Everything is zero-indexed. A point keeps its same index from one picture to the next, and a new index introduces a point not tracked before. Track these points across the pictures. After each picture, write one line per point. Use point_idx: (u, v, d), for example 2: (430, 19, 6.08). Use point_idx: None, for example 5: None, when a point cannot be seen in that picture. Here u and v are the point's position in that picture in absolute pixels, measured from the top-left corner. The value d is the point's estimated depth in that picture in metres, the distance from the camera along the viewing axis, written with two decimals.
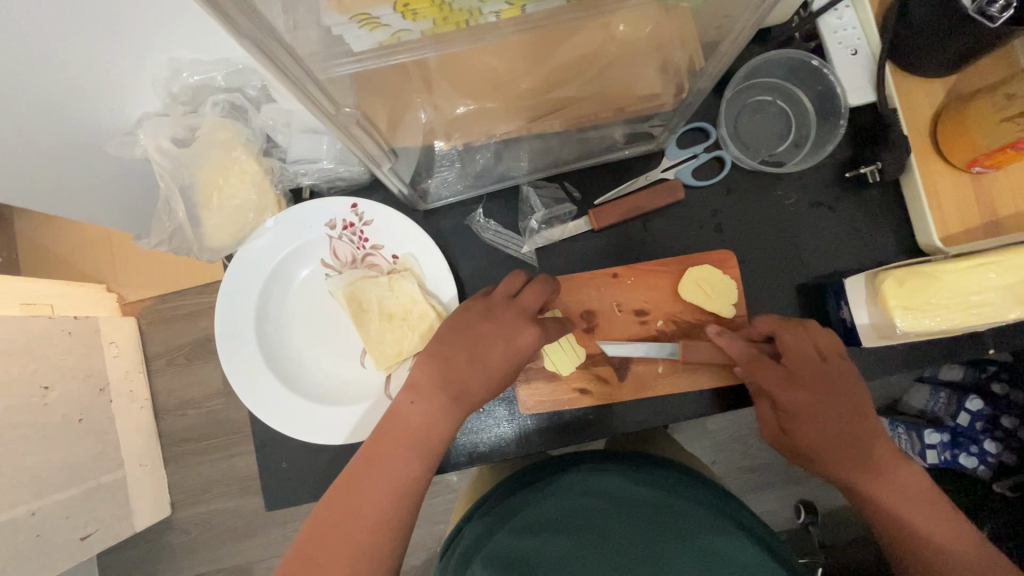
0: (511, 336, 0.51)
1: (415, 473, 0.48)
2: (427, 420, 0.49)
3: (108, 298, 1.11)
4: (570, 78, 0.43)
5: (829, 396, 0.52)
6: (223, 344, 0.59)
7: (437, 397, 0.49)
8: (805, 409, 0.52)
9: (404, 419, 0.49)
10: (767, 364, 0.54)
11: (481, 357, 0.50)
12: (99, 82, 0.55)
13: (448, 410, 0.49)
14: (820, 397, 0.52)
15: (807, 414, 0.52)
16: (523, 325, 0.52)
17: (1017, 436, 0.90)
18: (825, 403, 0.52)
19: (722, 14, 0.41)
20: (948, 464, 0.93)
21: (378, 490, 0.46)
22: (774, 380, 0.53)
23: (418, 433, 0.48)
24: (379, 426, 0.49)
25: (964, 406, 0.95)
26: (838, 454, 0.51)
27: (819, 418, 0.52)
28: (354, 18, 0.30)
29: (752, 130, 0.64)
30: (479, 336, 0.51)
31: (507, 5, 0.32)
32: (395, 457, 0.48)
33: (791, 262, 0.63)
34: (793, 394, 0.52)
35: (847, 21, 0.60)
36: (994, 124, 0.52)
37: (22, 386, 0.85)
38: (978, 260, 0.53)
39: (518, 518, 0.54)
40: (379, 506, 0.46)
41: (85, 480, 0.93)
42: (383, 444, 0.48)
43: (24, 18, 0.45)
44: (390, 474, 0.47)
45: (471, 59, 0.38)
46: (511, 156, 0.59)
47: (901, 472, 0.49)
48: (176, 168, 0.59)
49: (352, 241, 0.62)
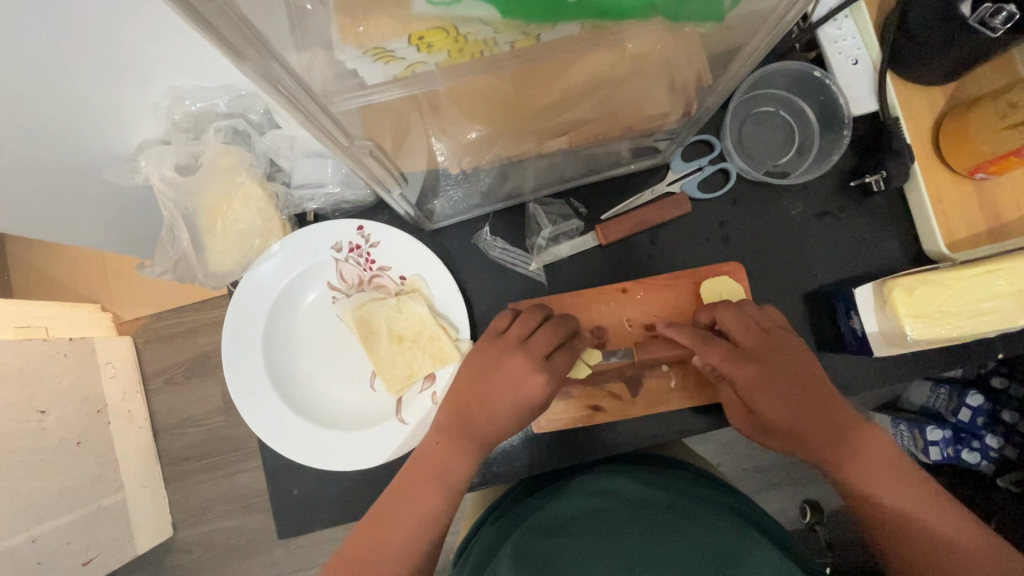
0: (519, 384, 0.50)
1: (435, 511, 0.49)
2: (448, 460, 0.50)
3: (103, 317, 1.09)
4: (579, 100, 0.43)
5: (786, 377, 0.51)
6: (229, 370, 0.58)
7: (453, 435, 0.51)
8: (756, 385, 0.51)
9: (425, 460, 0.50)
10: (716, 345, 0.53)
11: (492, 403, 0.51)
12: (101, 110, 0.54)
13: (475, 450, 0.50)
14: (771, 372, 0.51)
15: (760, 393, 0.51)
16: (529, 375, 0.50)
17: (1017, 430, 0.89)
18: (779, 382, 0.51)
19: (724, 32, 0.38)
20: (952, 460, 0.94)
21: (404, 527, 0.48)
22: (722, 358, 0.52)
23: (440, 470, 0.50)
24: (406, 466, 0.51)
25: (965, 402, 0.94)
26: (811, 433, 0.50)
27: (774, 392, 0.51)
28: (368, 52, 0.30)
29: (756, 141, 0.65)
30: (487, 382, 0.51)
31: (522, 35, 0.32)
32: (417, 491, 0.49)
33: (799, 271, 0.63)
34: (744, 368, 0.51)
35: (846, 31, 0.61)
36: (996, 131, 0.53)
37: (19, 411, 0.84)
38: (988, 267, 0.53)
39: (530, 522, 0.54)
40: (404, 538, 0.47)
41: (84, 504, 0.91)
42: (406, 479, 0.50)
43: (29, 54, 0.45)
44: (415, 504, 0.49)
45: (480, 87, 0.38)
46: (517, 175, 0.59)
47: (872, 448, 0.50)
48: (179, 196, 0.58)
49: (359, 263, 0.61)
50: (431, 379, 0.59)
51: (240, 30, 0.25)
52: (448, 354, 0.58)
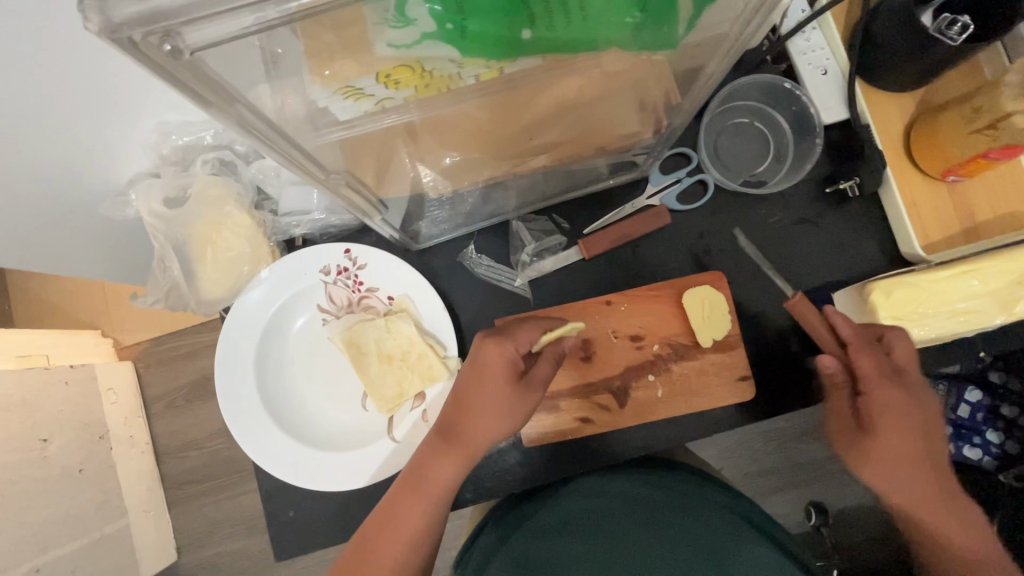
0: (478, 359, 0.51)
1: (420, 523, 0.50)
2: (431, 460, 0.50)
3: (103, 344, 1.10)
4: (552, 124, 0.44)
5: (924, 414, 0.48)
6: (223, 400, 0.59)
7: (433, 440, 0.51)
8: (894, 409, 0.48)
9: (419, 468, 0.51)
10: (873, 354, 0.49)
11: (458, 387, 0.51)
12: (92, 149, 0.55)
13: (460, 460, 0.50)
14: (914, 408, 0.48)
15: (896, 418, 0.47)
16: (486, 349, 0.50)
17: (1018, 424, 0.84)
18: (916, 417, 0.48)
19: (697, 46, 0.39)
20: (953, 457, 0.88)
21: (393, 541, 0.49)
22: (875, 369, 0.49)
23: (433, 482, 0.50)
24: (406, 472, 0.51)
25: (964, 398, 0.88)
26: (916, 485, 0.47)
27: (908, 424, 0.47)
28: (338, 90, 0.32)
29: (731, 152, 0.66)
30: (482, 396, 0.49)
31: (485, 68, 0.33)
32: (409, 500, 0.50)
33: (781, 278, 0.64)
34: (890, 389, 0.48)
35: (815, 42, 0.63)
36: (963, 136, 0.54)
37: (22, 441, 0.85)
38: (962, 267, 0.54)
39: (532, 525, 0.58)
40: (396, 546, 0.49)
41: (88, 532, 0.92)
42: (403, 487, 0.50)
43: (26, 104, 0.46)
44: (408, 513, 0.50)
45: (453, 117, 0.39)
46: (499, 196, 0.61)
47: (967, 519, 0.47)
48: (169, 227, 0.59)
49: (347, 286, 0.63)
50: (421, 397, 0.60)
51: (205, 82, 0.27)
52: (436, 372, 0.59)
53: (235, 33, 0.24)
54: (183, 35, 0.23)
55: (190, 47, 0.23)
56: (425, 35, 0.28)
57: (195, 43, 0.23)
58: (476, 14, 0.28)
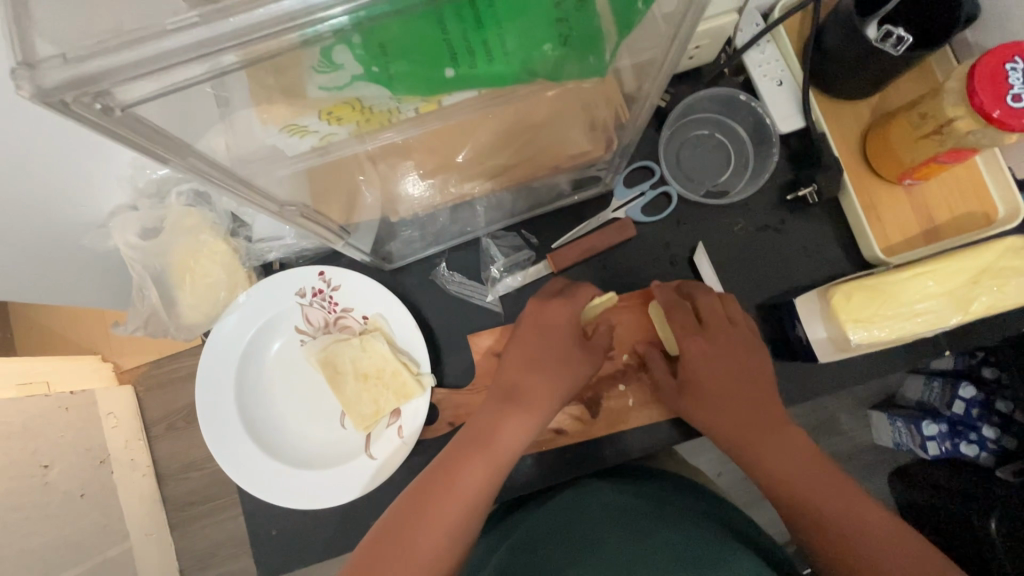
0: (542, 327, 0.57)
1: (482, 484, 0.50)
2: (509, 424, 0.53)
3: (103, 368, 1.07)
4: (508, 145, 0.46)
5: (728, 357, 0.56)
6: (204, 423, 0.60)
7: (496, 403, 0.54)
8: (694, 358, 0.56)
9: (493, 433, 0.52)
10: (682, 313, 0.58)
11: (531, 356, 0.56)
12: (72, 188, 0.57)
13: (531, 424, 0.54)
14: (716, 351, 0.56)
15: (699, 368, 0.55)
16: (557, 311, 0.56)
17: (1015, 419, 0.81)
18: (719, 361, 0.55)
19: (642, 58, 0.41)
20: (950, 454, 0.85)
21: (457, 498, 0.48)
22: (681, 326, 0.57)
23: (506, 446, 0.52)
24: (477, 433, 0.52)
25: (958, 395, 0.85)
26: (728, 421, 0.54)
27: (709, 367, 0.55)
28: (283, 128, 0.34)
29: (694, 163, 0.68)
30: (552, 363, 0.56)
31: (422, 102, 0.35)
32: (469, 459, 0.50)
33: (748, 284, 0.66)
34: (694, 340, 0.56)
35: (769, 55, 0.64)
36: (913, 141, 0.55)
37: (22, 468, 0.84)
38: (918, 270, 0.55)
39: (516, 533, 0.59)
40: (458, 507, 0.48)
41: (90, 557, 0.89)
42: (463, 450, 0.51)
43: (10, 147, 0.48)
44: (470, 474, 0.50)
45: (408, 147, 0.41)
46: (467, 213, 0.62)
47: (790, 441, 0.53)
48: (147, 258, 0.62)
49: (323, 307, 0.64)
50: (396, 414, 0.61)
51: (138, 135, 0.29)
52: (410, 389, 0.60)
53: (161, 90, 0.27)
54: (113, 94, 0.25)
55: (120, 104, 0.26)
56: (355, 77, 0.30)
57: (123, 100, 0.26)
58: (397, 57, 0.30)
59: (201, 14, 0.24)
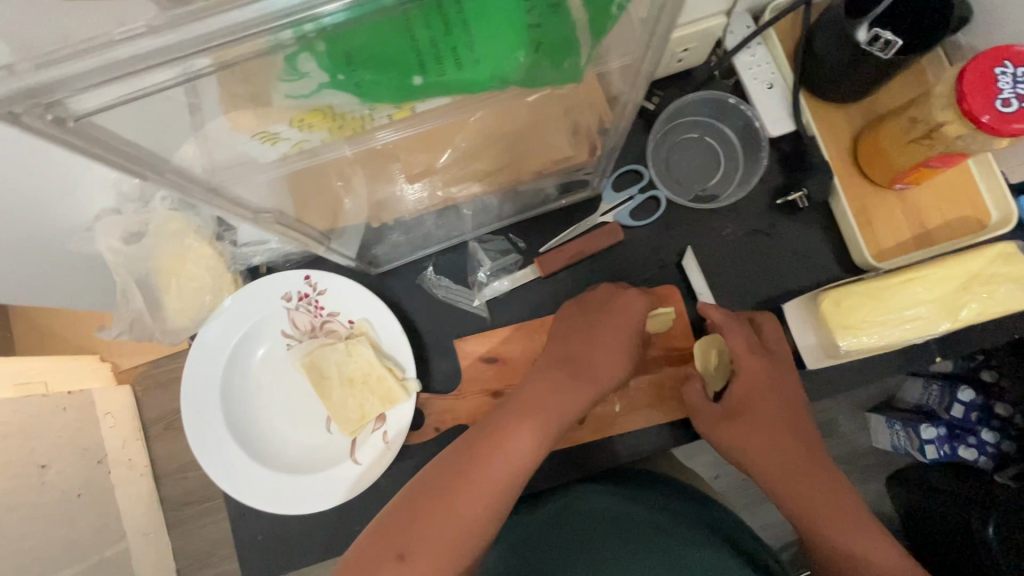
0: (609, 304, 0.57)
1: (532, 451, 0.49)
2: (563, 391, 0.52)
3: (103, 367, 1.03)
4: (493, 149, 0.45)
5: (785, 387, 0.55)
6: (188, 427, 0.60)
7: (549, 370, 0.54)
8: (755, 381, 0.55)
9: (541, 399, 0.51)
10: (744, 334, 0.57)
11: (594, 332, 0.55)
12: (54, 193, 0.56)
13: (586, 391, 0.53)
14: (774, 379, 0.55)
15: (758, 396, 0.55)
16: (630, 294, 0.57)
17: (1013, 423, 0.83)
18: (779, 390, 0.55)
19: (624, 63, 0.40)
20: (948, 458, 0.83)
21: (499, 466, 0.47)
22: (745, 347, 0.56)
23: (554, 412, 0.51)
24: (526, 399, 0.51)
25: (957, 398, 0.85)
26: (779, 453, 0.53)
27: (767, 393, 0.55)
28: (254, 136, 0.33)
29: (683, 167, 0.67)
30: (615, 337, 0.55)
31: (395, 109, 0.34)
32: (513, 425, 0.49)
33: (738, 289, 0.65)
34: (757, 362, 0.55)
35: (760, 57, 0.63)
36: (902, 145, 0.55)
37: (19, 468, 0.83)
38: (910, 274, 0.54)
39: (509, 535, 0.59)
40: (499, 475, 0.47)
41: (86, 557, 0.89)
42: (510, 417, 0.50)
43: None
44: (517, 443, 0.48)
45: (389, 152, 0.41)
46: (453, 217, 0.61)
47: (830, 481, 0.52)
48: (131, 262, 0.62)
49: (309, 311, 0.64)
50: (382, 419, 0.61)
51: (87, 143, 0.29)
52: (395, 394, 0.60)
53: (115, 101, 0.27)
54: (65, 104, 0.26)
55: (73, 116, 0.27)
56: (322, 84, 0.30)
57: (77, 109, 0.26)
58: (365, 64, 0.29)
59: (150, 23, 0.24)
